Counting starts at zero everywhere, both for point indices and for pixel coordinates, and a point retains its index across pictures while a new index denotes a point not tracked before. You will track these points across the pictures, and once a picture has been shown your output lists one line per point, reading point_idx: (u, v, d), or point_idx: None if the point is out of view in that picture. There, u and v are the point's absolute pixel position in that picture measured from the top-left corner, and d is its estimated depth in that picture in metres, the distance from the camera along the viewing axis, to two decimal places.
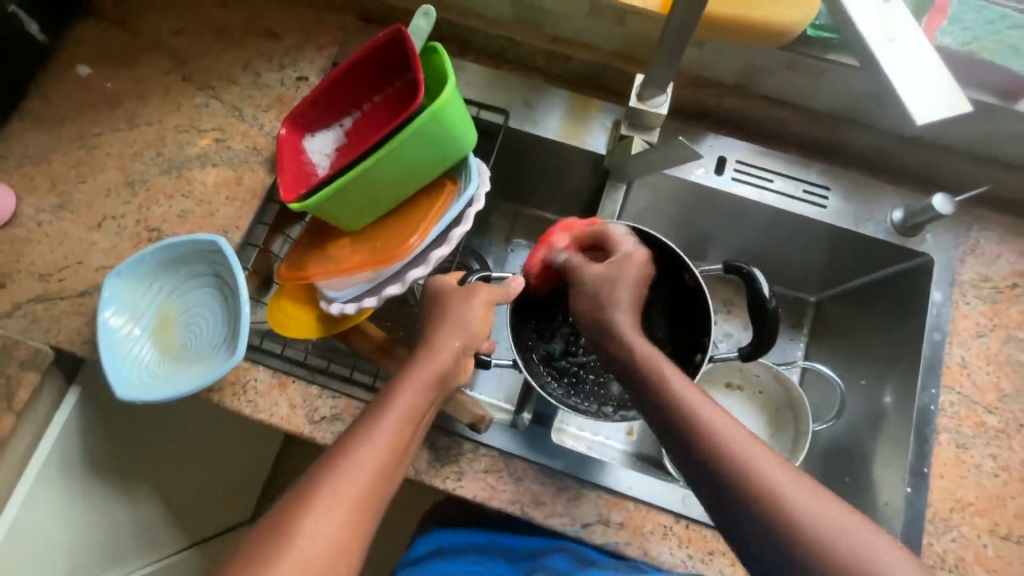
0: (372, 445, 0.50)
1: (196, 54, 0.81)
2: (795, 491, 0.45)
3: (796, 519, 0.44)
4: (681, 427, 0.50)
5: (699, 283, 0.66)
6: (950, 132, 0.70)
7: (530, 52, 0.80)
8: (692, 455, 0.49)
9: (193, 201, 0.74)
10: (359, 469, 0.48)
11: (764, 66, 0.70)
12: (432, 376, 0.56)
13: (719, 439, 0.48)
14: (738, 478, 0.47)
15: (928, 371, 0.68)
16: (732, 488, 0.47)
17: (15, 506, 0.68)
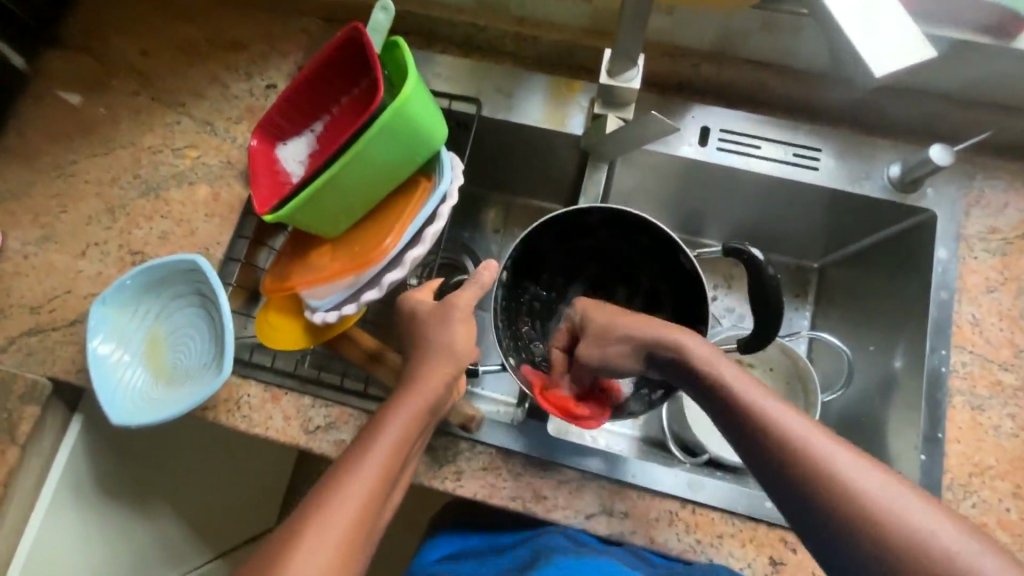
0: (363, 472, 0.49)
1: (164, 72, 0.80)
2: (870, 479, 0.40)
3: (886, 524, 0.38)
4: (739, 416, 0.46)
5: (694, 266, 0.63)
6: (945, 78, 0.66)
7: (498, 37, 0.77)
8: (762, 450, 0.44)
9: (173, 221, 0.74)
10: (350, 496, 0.47)
11: (739, 28, 0.67)
12: (420, 405, 0.55)
13: (779, 426, 0.44)
14: (803, 467, 0.42)
15: (938, 332, 0.65)
16: (798, 483, 0.42)
17: (29, 538, 0.69)
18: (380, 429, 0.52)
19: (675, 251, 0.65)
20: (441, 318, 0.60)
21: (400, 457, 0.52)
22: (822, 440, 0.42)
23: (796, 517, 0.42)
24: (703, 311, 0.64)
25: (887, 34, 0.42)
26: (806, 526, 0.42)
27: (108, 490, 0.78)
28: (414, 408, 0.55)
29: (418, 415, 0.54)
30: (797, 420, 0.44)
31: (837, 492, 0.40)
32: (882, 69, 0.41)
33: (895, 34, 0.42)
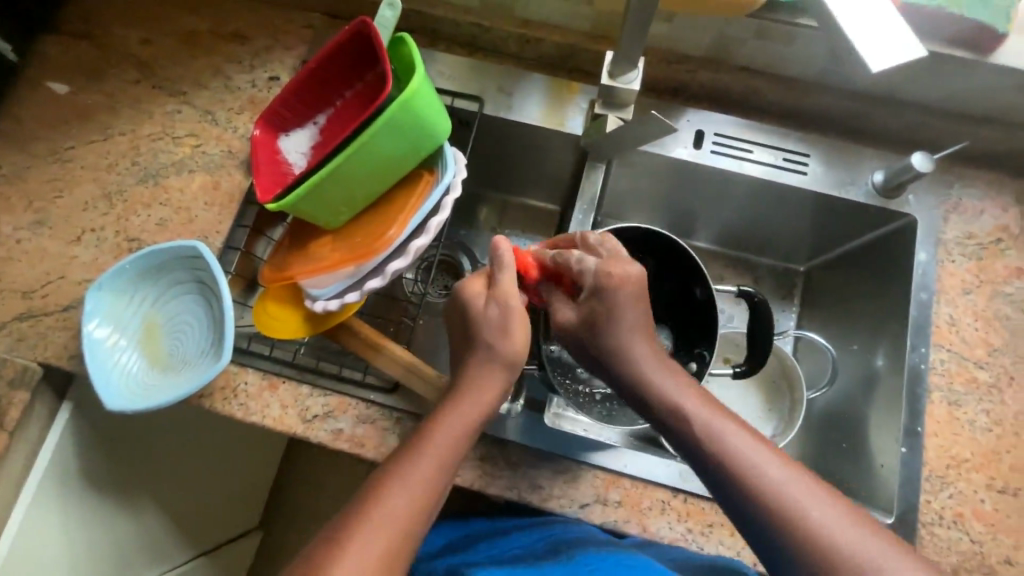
0: (402, 495, 0.50)
1: (165, 61, 0.80)
2: (828, 514, 0.46)
3: (819, 537, 0.45)
4: (723, 472, 0.49)
5: (710, 298, 0.66)
6: (925, 91, 0.70)
7: (500, 38, 0.79)
8: (715, 471, 0.50)
9: (172, 209, 0.74)
10: (386, 523, 0.49)
11: (735, 36, 0.69)
12: (464, 428, 0.55)
13: (761, 477, 0.48)
14: (779, 515, 0.46)
15: (918, 331, 0.68)
16: (772, 528, 0.47)
17: (15, 526, 0.67)
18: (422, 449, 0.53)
19: (695, 280, 0.67)
20: (501, 325, 0.57)
21: (440, 479, 0.52)
22: (761, 457, 0.49)
23: (765, 550, 0.47)
24: (709, 333, 0.67)
25: (885, 31, 0.43)
26: (757, 544, 0.48)
27: (96, 481, 0.76)
28: (454, 431, 0.54)
29: (458, 438, 0.54)
30: (775, 468, 0.48)
31: (795, 526, 0.46)
32: (879, 64, 0.42)
33: (893, 31, 0.43)
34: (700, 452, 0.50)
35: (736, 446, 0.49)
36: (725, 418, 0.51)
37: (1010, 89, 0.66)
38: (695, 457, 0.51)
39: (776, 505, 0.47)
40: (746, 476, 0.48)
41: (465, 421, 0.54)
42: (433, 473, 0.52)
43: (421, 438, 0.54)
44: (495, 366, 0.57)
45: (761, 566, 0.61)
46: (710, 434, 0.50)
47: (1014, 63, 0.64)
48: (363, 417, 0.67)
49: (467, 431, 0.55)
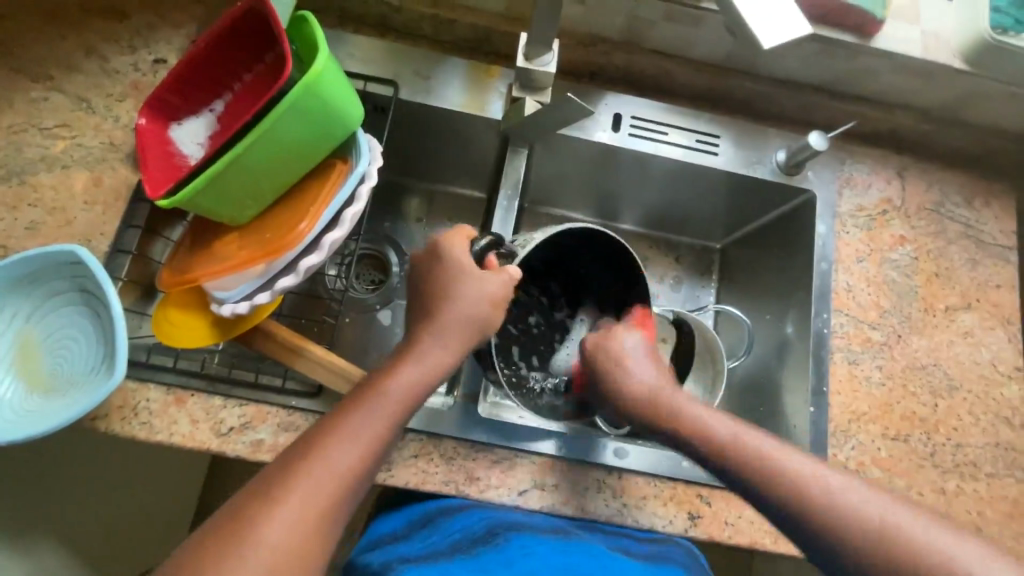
0: (349, 452, 0.49)
1: (24, 41, 0.70)
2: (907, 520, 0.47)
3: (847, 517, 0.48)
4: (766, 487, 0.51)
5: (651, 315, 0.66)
6: (819, 74, 0.75)
7: (411, 18, 0.75)
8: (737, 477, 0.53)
9: (45, 210, 0.65)
10: (326, 478, 0.47)
11: (646, 19, 0.70)
12: (399, 411, 0.53)
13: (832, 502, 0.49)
14: (805, 504, 0.49)
15: (821, 298, 0.73)
16: (797, 519, 0.50)
17: None
18: (374, 401, 0.52)
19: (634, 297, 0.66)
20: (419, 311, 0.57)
21: (389, 434, 0.52)
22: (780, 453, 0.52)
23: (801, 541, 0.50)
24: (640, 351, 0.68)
25: (775, 7, 0.44)
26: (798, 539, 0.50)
27: None
28: (388, 419, 0.52)
29: (402, 402, 0.53)
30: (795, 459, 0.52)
31: (876, 542, 0.46)
32: (771, 40, 0.43)
33: (781, 7, 0.44)
34: (751, 484, 0.52)
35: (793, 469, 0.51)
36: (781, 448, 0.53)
37: (890, 72, 0.72)
38: (754, 491, 0.52)
39: (861, 534, 0.47)
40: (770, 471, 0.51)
41: (389, 409, 0.52)
42: (376, 435, 0.51)
43: (366, 401, 0.52)
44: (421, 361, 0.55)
45: (692, 531, 0.64)
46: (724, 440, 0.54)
47: (892, 47, 0.69)
48: (286, 424, 0.62)
49: (396, 429, 0.52)
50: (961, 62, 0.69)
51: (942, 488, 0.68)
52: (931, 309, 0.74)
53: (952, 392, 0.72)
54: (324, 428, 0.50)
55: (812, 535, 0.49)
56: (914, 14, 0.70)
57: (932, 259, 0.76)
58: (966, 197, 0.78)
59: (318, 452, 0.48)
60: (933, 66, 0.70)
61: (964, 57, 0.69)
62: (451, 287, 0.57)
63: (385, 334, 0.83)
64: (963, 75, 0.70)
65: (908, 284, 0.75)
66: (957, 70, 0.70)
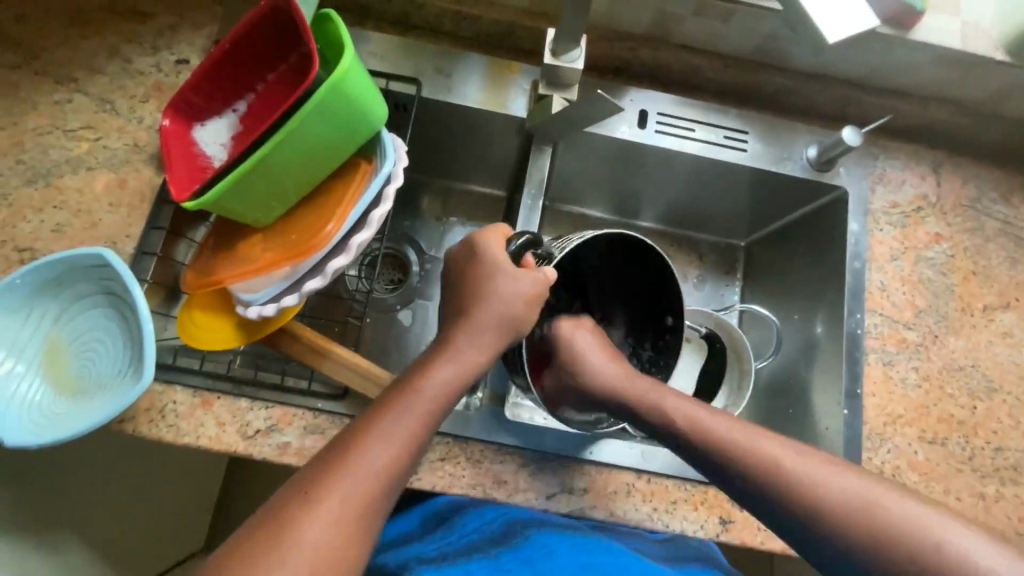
0: (384, 453, 0.48)
1: (48, 43, 0.70)
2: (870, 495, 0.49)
3: (839, 511, 0.49)
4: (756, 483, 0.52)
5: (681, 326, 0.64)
6: (852, 67, 0.72)
7: (433, 15, 0.74)
8: (722, 471, 0.53)
9: (70, 212, 0.65)
10: (362, 480, 0.46)
11: (674, 13, 0.68)
12: (432, 413, 0.52)
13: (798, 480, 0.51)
14: (796, 499, 0.50)
15: (854, 297, 0.72)
16: (791, 513, 0.50)
17: None
18: (407, 397, 0.51)
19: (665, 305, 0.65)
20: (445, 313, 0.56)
21: (422, 435, 0.51)
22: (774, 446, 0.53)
23: (797, 538, 0.50)
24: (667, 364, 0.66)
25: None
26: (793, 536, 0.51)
27: None
28: (421, 420, 0.51)
29: (441, 398, 0.52)
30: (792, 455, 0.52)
31: (877, 530, 0.47)
32: (835, 33, 0.41)
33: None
34: (747, 482, 0.52)
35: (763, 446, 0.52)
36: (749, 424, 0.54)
37: (927, 64, 0.70)
38: (749, 491, 0.52)
39: (865, 518, 0.48)
40: (764, 470, 0.51)
41: (422, 413, 0.51)
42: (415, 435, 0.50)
43: (398, 401, 0.51)
44: (449, 364, 0.54)
45: (723, 537, 0.63)
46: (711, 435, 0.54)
47: (931, 39, 0.66)
48: (312, 427, 0.62)
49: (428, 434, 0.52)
50: (1004, 53, 0.67)
51: (981, 493, 0.66)
52: (969, 309, 0.72)
53: (991, 394, 0.70)
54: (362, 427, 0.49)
55: (808, 531, 0.50)
56: (953, 5, 0.68)
57: (969, 257, 0.74)
58: (1004, 193, 0.76)
59: (356, 454, 0.47)
60: (973, 58, 0.67)
61: (1006, 48, 0.67)
62: (478, 290, 0.56)
63: (405, 335, 0.82)
64: (1004, 67, 0.68)
65: (944, 283, 0.73)
66: (999, 62, 0.67)
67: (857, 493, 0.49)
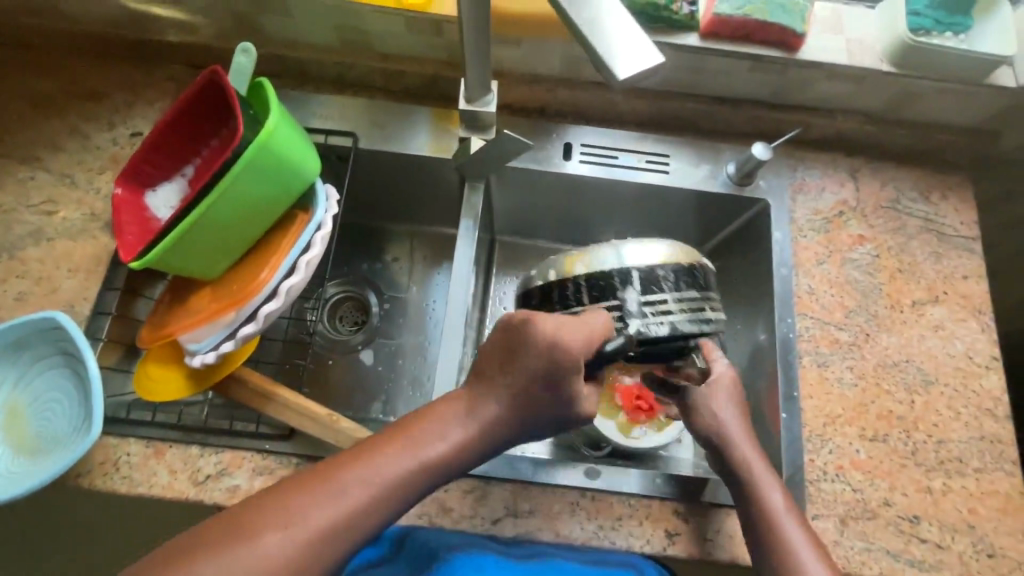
0: (365, 482, 0.50)
1: (14, 128, 0.76)
2: (800, 543, 0.55)
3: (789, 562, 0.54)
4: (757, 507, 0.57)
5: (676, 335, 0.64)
6: (757, 89, 0.77)
7: (365, 72, 0.80)
8: (745, 497, 0.58)
9: (32, 281, 0.70)
10: (340, 498, 0.49)
11: (581, 54, 0.74)
12: (430, 461, 0.52)
13: (782, 527, 0.55)
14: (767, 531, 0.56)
15: (784, 303, 0.74)
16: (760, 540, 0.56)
17: None
18: (417, 438, 0.53)
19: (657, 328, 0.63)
20: None
21: (414, 477, 0.52)
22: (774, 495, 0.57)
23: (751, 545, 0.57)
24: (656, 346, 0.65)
25: (624, 37, 0.41)
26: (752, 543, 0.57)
27: None
28: (422, 464, 0.52)
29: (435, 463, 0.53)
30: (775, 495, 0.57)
31: None
32: (621, 73, 0.40)
33: (630, 36, 0.40)
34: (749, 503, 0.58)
35: (758, 464, 0.59)
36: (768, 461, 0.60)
37: (823, 80, 0.74)
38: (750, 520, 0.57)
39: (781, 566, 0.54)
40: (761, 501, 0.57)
41: (423, 455, 0.52)
42: (388, 490, 0.50)
43: (402, 437, 0.53)
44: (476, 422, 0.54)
45: (670, 550, 0.63)
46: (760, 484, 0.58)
47: (820, 58, 0.71)
48: (261, 469, 0.64)
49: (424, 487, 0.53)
50: (889, 64, 0.72)
51: (927, 488, 0.67)
52: (898, 306, 0.74)
53: (928, 388, 0.71)
54: (332, 465, 0.50)
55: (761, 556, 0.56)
56: (837, 24, 0.73)
57: (893, 255, 0.76)
58: (922, 193, 0.79)
59: (301, 498, 0.48)
60: (862, 70, 0.72)
61: (890, 59, 0.72)
62: None
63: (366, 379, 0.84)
64: (891, 77, 0.73)
65: (871, 283, 0.75)
66: (886, 72, 0.72)
67: (796, 546, 0.54)
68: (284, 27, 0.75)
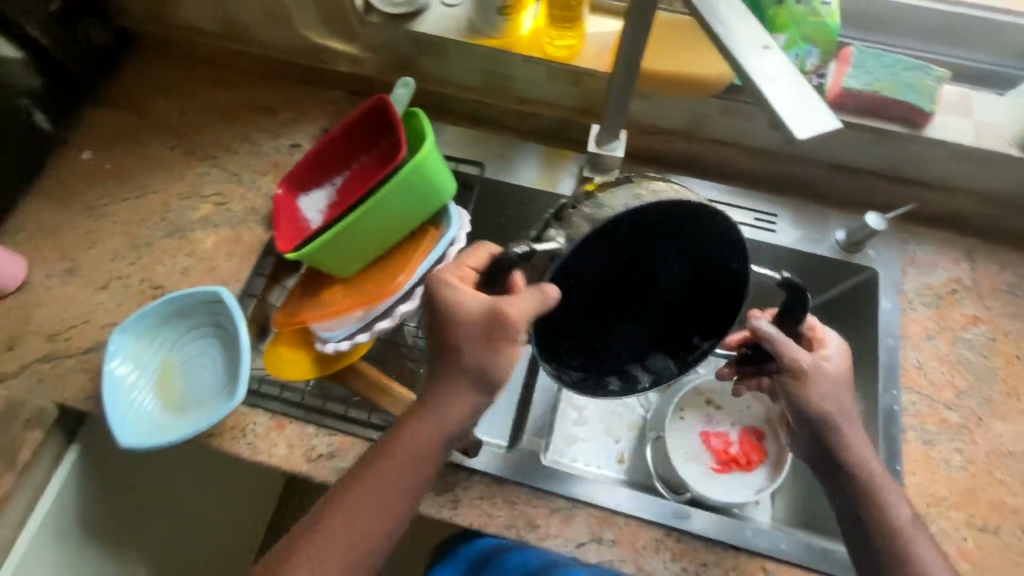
0: (404, 453, 0.58)
1: (199, 131, 0.89)
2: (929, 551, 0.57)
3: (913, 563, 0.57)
4: (876, 514, 0.58)
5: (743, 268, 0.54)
6: (875, 161, 0.79)
7: (503, 112, 0.89)
8: (856, 500, 0.59)
9: (195, 259, 0.80)
10: (394, 465, 0.58)
11: (705, 113, 0.79)
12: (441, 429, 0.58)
13: (905, 533, 0.58)
14: (892, 533, 0.58)
15: (889, 373, 0.73)
16: (882, 547, 0.58)
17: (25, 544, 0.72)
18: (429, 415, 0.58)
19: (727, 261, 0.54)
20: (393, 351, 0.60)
21: (432, 446, 0.58)
22: (898, 501, 0.59)
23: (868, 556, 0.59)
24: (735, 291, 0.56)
25: (805, 99, 0.43)
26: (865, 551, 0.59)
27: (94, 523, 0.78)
28: (436, 433, 0.58)
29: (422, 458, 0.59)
30: (899, 500, 0.59)
31: None
32: (805, 131, 0.41)
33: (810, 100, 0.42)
34: (868, 510, 0.59)
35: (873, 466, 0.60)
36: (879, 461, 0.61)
37: (947, 159, 0.76)
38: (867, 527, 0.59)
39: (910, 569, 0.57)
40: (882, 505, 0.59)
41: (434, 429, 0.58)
42: (420, 453, 0.58)
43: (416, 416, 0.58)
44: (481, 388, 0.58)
45: None
46: (879, 489, 0.59)
47: (945, 138, 0.73)
48: None
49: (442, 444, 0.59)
50: (1018, 150, 0.73)
51: None
52: (1014, 393, 0.72)
53: None
54: (342, 487, 0.58)
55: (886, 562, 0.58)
56: (965, 107, 0.75)
57: (1011, 341, 0.74)
58: None
59: (331, 522, 0.57)
60: (989, 153, 0.73)
61: (1021, 145, 0.73)
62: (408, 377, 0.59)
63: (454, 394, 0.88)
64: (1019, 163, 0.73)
65: (985, 365, 0.73)
66: (1015, 158, 0.73)
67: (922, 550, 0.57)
68: (436, 66, 0.85)
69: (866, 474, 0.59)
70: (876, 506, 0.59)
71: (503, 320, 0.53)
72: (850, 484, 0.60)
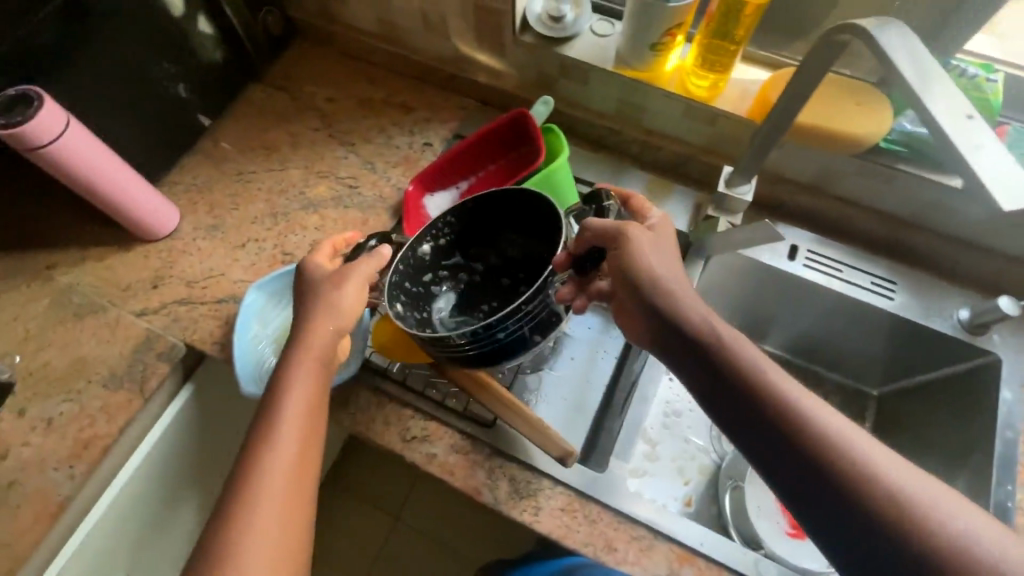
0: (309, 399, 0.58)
1: (342, 117, 0.96)
2: (914, 488, 0.44)
3: (899, 500, 0.43)
4: (805, 444, 0.47)
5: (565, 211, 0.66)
6: (1013, 244, 0.76)
7: (625, 140, 0.91)
8: (774, 430, 0.48)
9: (324, 234, 0.86)
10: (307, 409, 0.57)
11: (840, 171, 0.78)
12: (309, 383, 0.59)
13: (859, 461, 0.45)
14: (841, 465, 0.45)
15: (1004, 467, 0.69)
16: (833, 491, 0.45)
17: (131, 469, 0.77)
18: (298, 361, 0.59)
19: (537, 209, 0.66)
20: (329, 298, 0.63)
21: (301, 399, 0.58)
22: (834, 422, 0.47)
23: (819, 513, 0.45)
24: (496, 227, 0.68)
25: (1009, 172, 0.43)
26: (816, 504, 0.45)
27: None
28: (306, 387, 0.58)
29: (314, 408, 0.58)
30: (833, 418, 0.47)
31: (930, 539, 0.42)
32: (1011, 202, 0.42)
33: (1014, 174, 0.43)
34: (789, 437, 0.47)
35: (777, 385, 0.50)
36: (822, 403, 0.49)
37: None
38: (800, 468, 0.47)
39: (900, 513, 0.43)
40: (803, 432, 0.47)
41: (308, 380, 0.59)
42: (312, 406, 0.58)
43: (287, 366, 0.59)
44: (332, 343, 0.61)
45: None
46: (800, 414, 0.48)
47: None
48: (457, 446, 0.71)
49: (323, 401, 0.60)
50: None
51: None
52: None
53: None
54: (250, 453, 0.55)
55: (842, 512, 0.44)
56: None
57: None
58: None
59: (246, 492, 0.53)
60: None
61: None
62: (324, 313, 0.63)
63: None
64: None
65: None
66: None
67: (901, 484, 0.44)
68: (573, 89, 0.89)
69: (770, 400, 0.49)
70: (802, 433, 0.47)
71: (351, 271, 0.64)
72: (759, 412, 0.49)
